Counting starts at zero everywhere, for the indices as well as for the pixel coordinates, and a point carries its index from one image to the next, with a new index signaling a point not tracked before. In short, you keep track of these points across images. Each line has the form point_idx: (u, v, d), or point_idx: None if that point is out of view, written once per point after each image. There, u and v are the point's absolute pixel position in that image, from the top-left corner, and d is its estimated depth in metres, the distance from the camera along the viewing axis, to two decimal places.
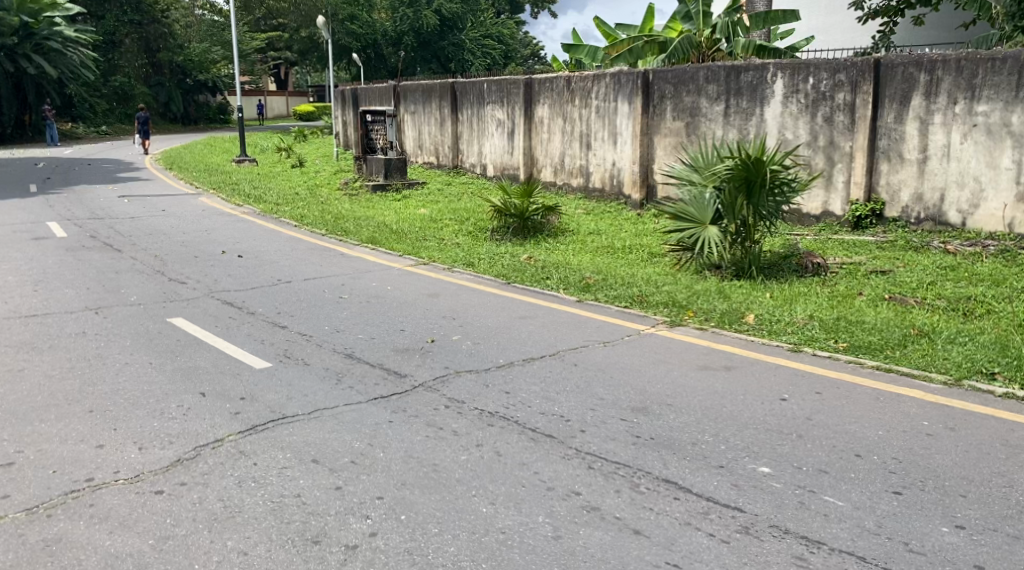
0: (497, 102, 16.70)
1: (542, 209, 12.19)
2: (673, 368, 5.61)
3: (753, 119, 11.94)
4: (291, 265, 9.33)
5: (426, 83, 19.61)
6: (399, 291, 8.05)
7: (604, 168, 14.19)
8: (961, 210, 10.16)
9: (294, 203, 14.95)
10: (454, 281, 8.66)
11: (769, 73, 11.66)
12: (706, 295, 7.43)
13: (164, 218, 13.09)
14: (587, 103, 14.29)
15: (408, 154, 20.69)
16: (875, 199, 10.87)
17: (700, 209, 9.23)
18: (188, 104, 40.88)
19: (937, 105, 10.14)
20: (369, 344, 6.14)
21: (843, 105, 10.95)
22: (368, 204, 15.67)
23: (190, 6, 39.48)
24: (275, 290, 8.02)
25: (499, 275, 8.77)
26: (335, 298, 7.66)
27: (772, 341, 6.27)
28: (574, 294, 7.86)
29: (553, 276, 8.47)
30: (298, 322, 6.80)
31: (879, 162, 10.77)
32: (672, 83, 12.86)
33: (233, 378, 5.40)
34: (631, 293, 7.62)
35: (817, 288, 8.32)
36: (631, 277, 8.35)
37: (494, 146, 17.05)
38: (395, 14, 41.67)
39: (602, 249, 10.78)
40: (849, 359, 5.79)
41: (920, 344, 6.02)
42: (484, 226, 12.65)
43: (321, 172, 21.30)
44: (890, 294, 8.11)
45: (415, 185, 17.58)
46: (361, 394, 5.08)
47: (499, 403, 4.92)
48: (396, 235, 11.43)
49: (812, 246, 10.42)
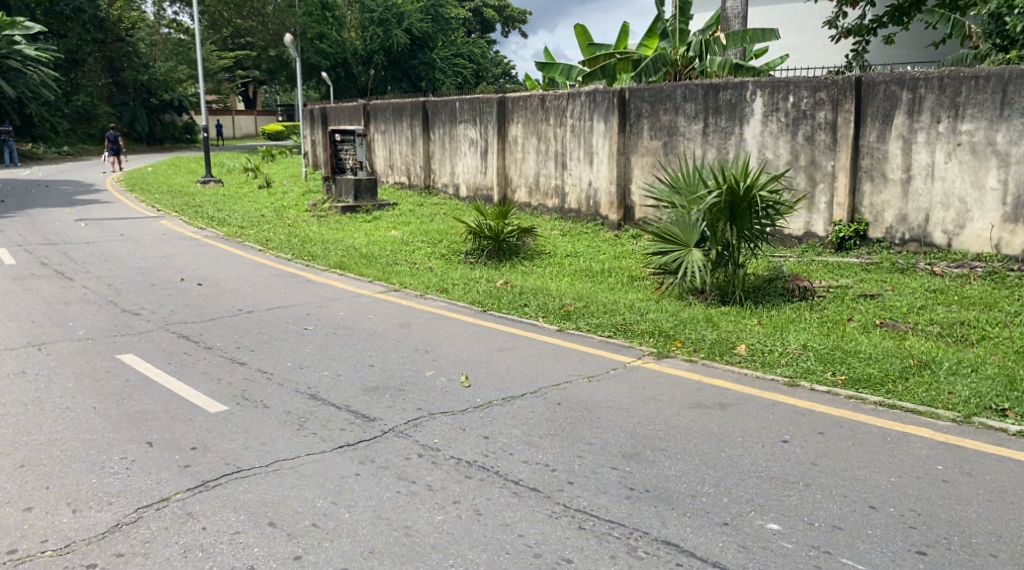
0: (470, 121, 16.34)
1: (518, 231, 11.81)
2: (663, 407, 5.22)
3: (732, 138, 11.66)
4: (254, 294, 8.85)
5: (396, 102, 19.23)
6: (369, 321, 7.60)
7: (580, 189, 13.85)
8: (946, 230, 9.93)
9: (260, 225, 14.44)
10: (427, 309, 8.23)
11: (748, 91, 11.40)
12: (693, 322, 7.08)
13: (122, 242, 12.55)
14: (563, 122, 13.96)
15: (379, 174, 20.28)
16: (858, 220, 10.62)
17: (686, 231, 8.93)
18: (154, 124, 40.20)
19: (920, 123, 9.93)
20: (335, 383, 5.69)
21: (824, 124, 10.71)
22: (338, 226, 15.20)
23: (156, 25, 39.16)
24: (236, 321, 7.53)
25: (474, 302, 8.36)
26: (300, 330, 7.19)
27: (766, 374, 5.90)
28: (555, 322, 7.46)
29: (531, 303, 8.08)
30: (258, 357, 6.32)
31: (862, 181, 10.53)
32: (649, 101, 12.57)
33: (185, 423, 4.92)
34: (614, 322, 7.24)
35: (805, 313, 8.02)
36: (612, 303, 7.98)
37: (467, 166, 16.68)
38: (364, 33, 41.40)
39: (579, 272, 10.43)
40: (849, 395, 5.42)
41: (921, 376, 5.68)
42: (458, 249, 12.26)
43: (290, 192, 20.81)
44: (881, 319, 7.83)
45: (385, 207, 17.16)
46: (325, 443, 4.62)
47: (477, 450, 4.49)
48: (367, 260, 10.97)
49: (796, 268, 10.13)
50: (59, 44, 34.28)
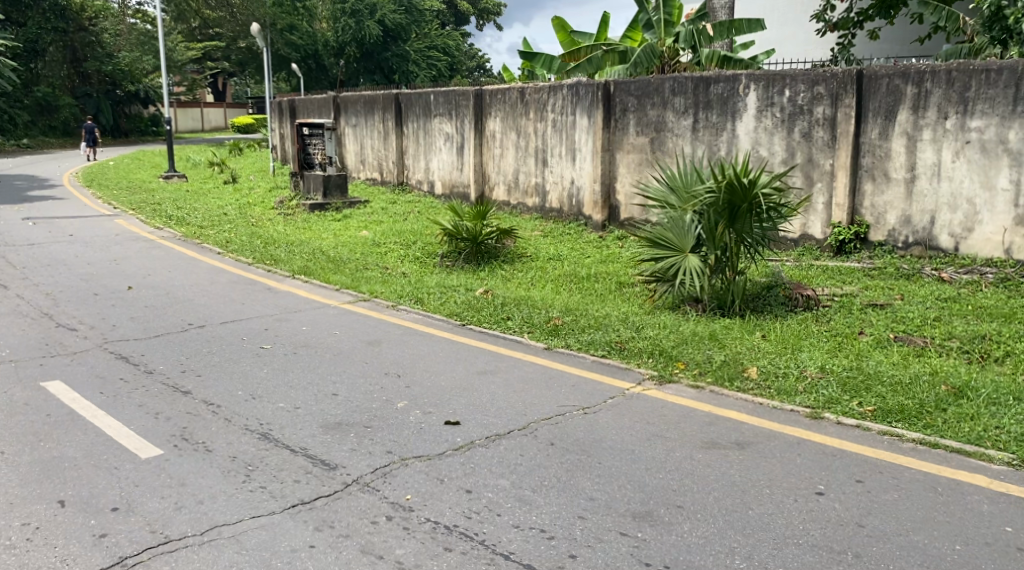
0: (446, 115, 15.56)
1: (497, 232, 11.07)
2: (673, 448, 4.49)
3: (724, 134, 10.97)
4: (208, 305, 8.02)
5: (367, 94, 18.37)
6: (334, 339, 6.81)
7: (562, 188, 13.13)
8: (953, 233, 9.33)
9: (221, 225, 13.56)
10: (400, 322, 7.48)
11: (741, 84, 10.70)
12: (695, 338, 6.42)
13: (69, 244, 11.60)
14: (544, 117, 13.22)
15: (351, 171, 19.44)
16: (859, 222, 10.00)
17: (680, 236, 8.20)
18: (117, 115, 38.91)
19: (926, 120, 9.31)
20: (293, 419, 4.91)
21: (822, 119, 10.06)
22: (305, 225, 14.37)
23: (121, 14, 37.93)
24: (184, 339, 6.71)
25: (451, 315, 7.58)
26: (256, 351, 6.38)
27: (785, 405, 5.22)
28: (542, 339, 6.74)
29: (514, 316, 7.34)
30: (205, 385, 5.52)
31: (863, 181, 9.90)
32: (635, 95, 11.86)
33: (109, 473, 4.14)
34: (608, 338, 6.52)
35: (808, 328, 7.40)
36: (603, 316, 7.27)
37: (443, 162, 15.90)
38: (337, 24, 40.43)
39: (565, 278, 9.75)
40: (882, 431, 4.74)
41: (960, 406, 4.99)
42: (434, 252, 11.52)
43: (256, 189, 19.89)
44: (895, 334, 7.25)
45: (356, 204, 16.37)
46: (274, 501, 3.85)
47: (458, 510, 3.75)
48: (335, 264, 10.18)
49: (794, 275, 9.49)
50: (18, 33, 32.89)
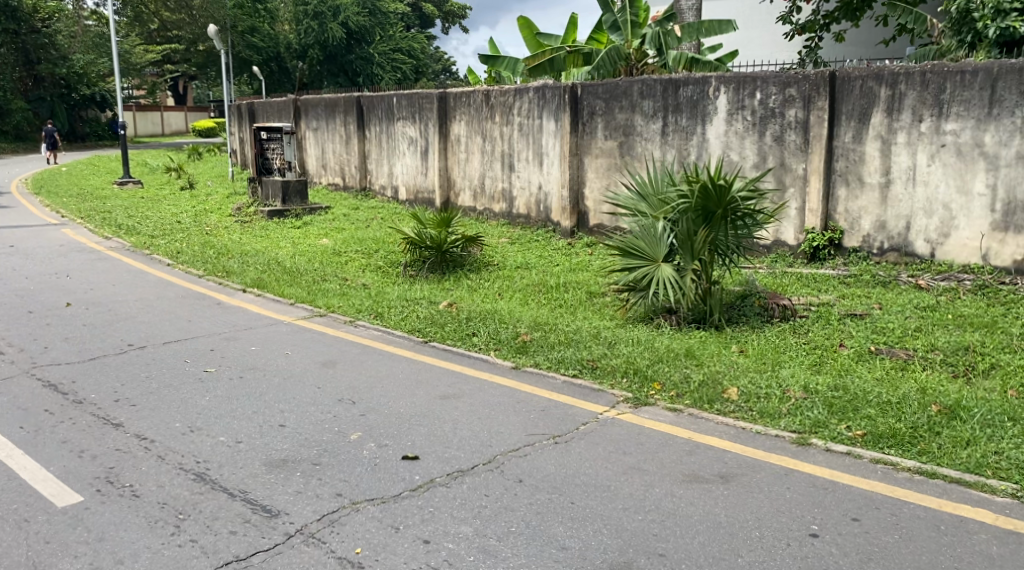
0: (409, 118, 15.11)
1: (462, 240, 10.66)
2: (651, 484, 4.12)
3: (694, 138, 10.65)
4: (152, 322, 7.50)
5: (328, 97, 17.87)
6: (285, 360, 6.34)
7: (529, 193, 12.74)
8: (929, 239, 9.08)
9: (173, 234, 12.98)
10: (358, 340, 7.03)
11: (711, 87, 10.39)
12: (672, 355, 6.06)
13: (8, 257, 10.95)
14: (509, 120, 12.83)
15: (312, 176, 18.89)
16: (833, 227, 9.73)
17: (652, 244, 7.84)
18: (72, 120, 37.83)
19: (900, 123, 9.06)
20: (234, 456, 4.46)
21: (794, 123, 9.78)
22: (263, 233, 13.84)
23: (75, 16, 36.91)
24: (122, 362, 6.21)
25: (413, 331, 7.14)
26: (199, 375, 5.90)
27: (769, 430, 4.88)
28: (508, 357, 6.34)
29: (480, 331, 6.92)
30: (139, 416, 5.04)
31: (837, 185, 9.64)
32: (603, 98, 11.52)
33: (19, 527, 3.67)
34: (579, 356, 6.13)
35: (786, 342, 7.10)
36: (573, 330, 6.89)
37: (406, 167, 15.44)
38: (299, 27, 39.79)
39: (532, 289, 9.37)
40: (875, 459, 4.40)
41: (955, 429, 4.67)
42: (396, 261, 11.08)
43: (213, 195, 19.27)
44: (875, 346, 6.97)
45: (317, 211, 15.85)
46: (206, 559, 3.42)
47: (414, 566, 3.37)
48: (291, 275, 9.69)
49: (769, 283, 9.19)
50: None
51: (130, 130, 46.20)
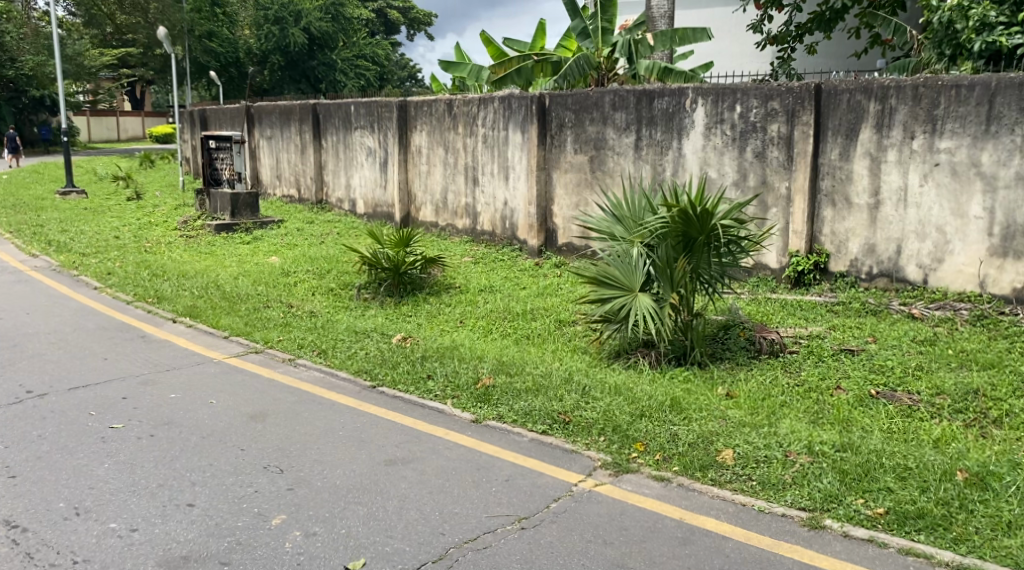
0: (367, 128, 14.28)
1: (421, 261, 9.84)
2: None
3: (669, 153, 9.93)
4: (61, 361, 6.58)
5: (282, 104, 16.95)
6: (207, 412, 5.47)
7: (494, 210, 11.97)
8: (922, 265, 8.43)
9: (108, 251, 11.99)
10: (297, 383, 6.17)
11: (687, 99, 9.68)
12: (655, 405, 5.30)
13: None
14: (473, 132, 12.05)
15: (266, 187, 17.94)
16: (818, 250, 9.07)
17: (628, 272, 7.07)
18: (21, 124, 36.42)
19: (891, 139, 8.41)
20: (124, 552, 3.62)
21: (777, 138, 9.11)
22: (208, 251, 12.89)
23: (25, 18, 35.58)
24: (13, 415, 5.30)
25: (359, 372, 6.28)
26: (102, 433, 5.01)
27: (776, 507, 4.14)
28: (468, 407, 5.52)
29: (437, 374, 6.09)
30: (13, 494, 4.15)
31: (821, 206, 8.99)
32: (573, 109, 10.77)
33: None
34: (549, 407, 5.32)
35: (777, 384, 6.41)
36: (542, 371, 6.10)
37: (365, 179, 14.58)
38: (259, 32, 38.73)
39: (497, 317, 8.57)
40: (904, 549, 3.74)
41: (993, 507, 3.97)
42: (349, 283, 10.22)
43: (161, 207, 18.21)
44: (876, 390, 6.28)
45: (269, 224, 14.94)
46: None
47: None
48: (230, 300, 8.80)
49: (751, 311, 8.48)
50: None
51: (83, 134, 44.67)
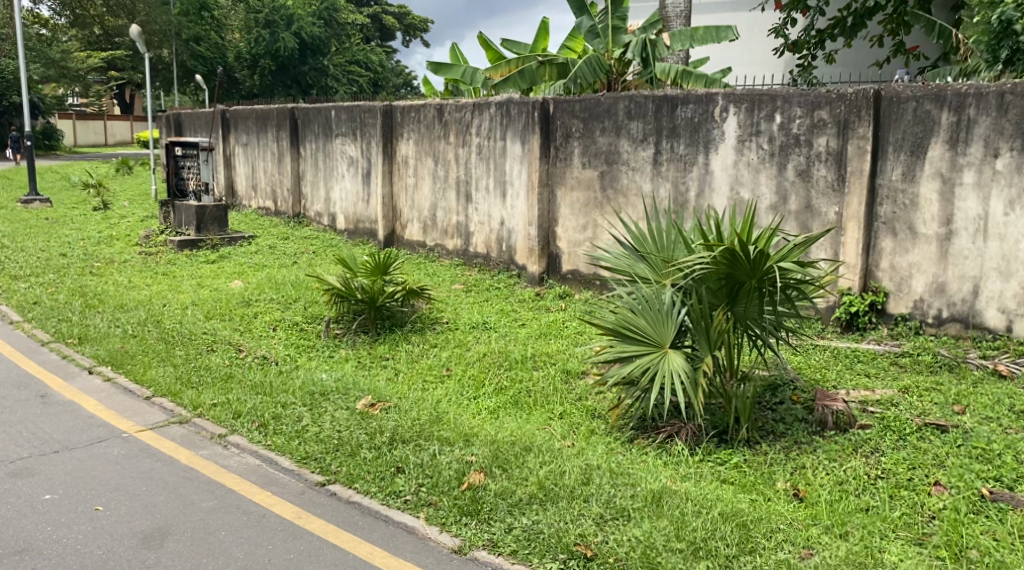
0: (349, 135, 12.75)
1: (402, 292, 8.28)
2: None
3: (693, 170, 8.32)
4: None
5: (259, 108, 15.44)
6: (80, 531, 3.92)
7: (488, 230, 10.44)
8: (1005, 309, 6.68)
9: (44, 273, 10.47)
10: (223, 478, 4.59)
11: (716, 106, 8.08)
12: (709, 531, 3.79)
13: None
14: (467, 141, 10.54)
15: (241, 198, 16.40)
16: (875, 288, 7.32)
17: (656, 324, 5.49)
18: None
19: (968, 158, 6.71)
20: None
21: (825, 154, 7.43)
22: (162, 271, 11.33)
23: None
24: None
25: (308, 459, 4.73)
26: None
27: None
28: (449, 526, 3.97)
29: (408, 467, 4.52)
30: None
31: (880, 236, 7.26)
32: (580, 117, 9.23)
33: None
34: (562, 531, 3.81)
35: (858, 478, 4.89)
36: (549, 464, 4.54)
37: (346, 192, 13.04)
38: (250, 35, 37.13)
39: (490, 367, 6.98)
40: None
41: None
42: (318, 316, 8.65)
43: (126, 218, 16.59)
44: (989, 490, 4.69)
45: (238, 240, 13.37)
46: None
47: None
48: (169, 342, 7.25)
49: (799, 363, 6.83)
50: None
51: (67, 139, 43.20)
